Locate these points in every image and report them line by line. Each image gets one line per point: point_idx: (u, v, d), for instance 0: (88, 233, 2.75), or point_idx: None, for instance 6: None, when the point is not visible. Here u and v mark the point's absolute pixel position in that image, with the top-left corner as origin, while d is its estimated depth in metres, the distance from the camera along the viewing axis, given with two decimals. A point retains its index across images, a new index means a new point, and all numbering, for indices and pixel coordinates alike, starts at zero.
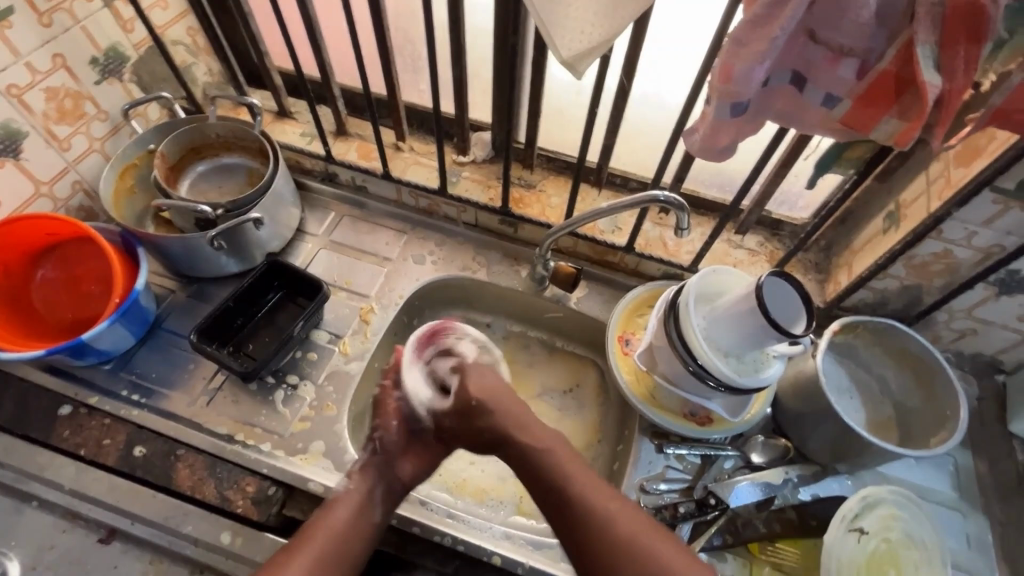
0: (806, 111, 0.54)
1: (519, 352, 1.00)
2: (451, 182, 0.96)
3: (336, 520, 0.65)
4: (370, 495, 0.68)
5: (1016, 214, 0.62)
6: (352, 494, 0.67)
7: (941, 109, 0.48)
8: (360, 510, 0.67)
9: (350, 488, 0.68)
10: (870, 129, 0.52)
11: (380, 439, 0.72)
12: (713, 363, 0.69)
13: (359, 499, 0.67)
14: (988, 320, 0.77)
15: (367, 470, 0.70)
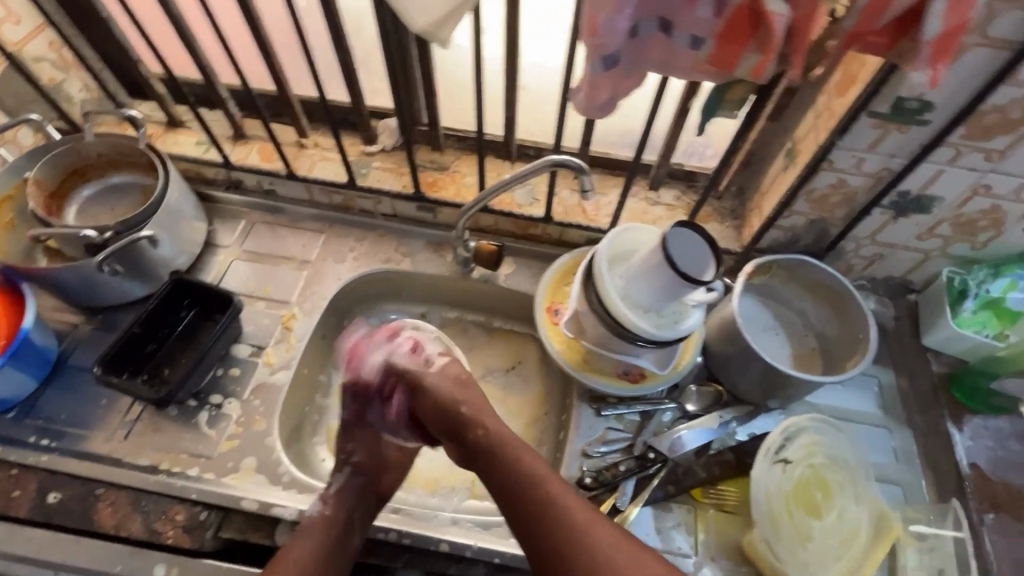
0: (677, 57, 0.53)
1: (457, 338, 0.98)
2: (360, 174, 0.92)
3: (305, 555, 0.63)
4: (349, 519, 0.67)
5: (896, 136, 0.64)
6: (325, 521, 0.66)
7: (793, 39, 0.50)
8: (337, 540, 0.65)
9: (325, 513, 0.67)
10: (737, 67, 0.52)
11: (354, 463, 0.73)
12: (630, 320, 0.69)
13: (337, 524, 0.66)
14: (892, 243, 0.80)
15: (344, 492, 0.69)
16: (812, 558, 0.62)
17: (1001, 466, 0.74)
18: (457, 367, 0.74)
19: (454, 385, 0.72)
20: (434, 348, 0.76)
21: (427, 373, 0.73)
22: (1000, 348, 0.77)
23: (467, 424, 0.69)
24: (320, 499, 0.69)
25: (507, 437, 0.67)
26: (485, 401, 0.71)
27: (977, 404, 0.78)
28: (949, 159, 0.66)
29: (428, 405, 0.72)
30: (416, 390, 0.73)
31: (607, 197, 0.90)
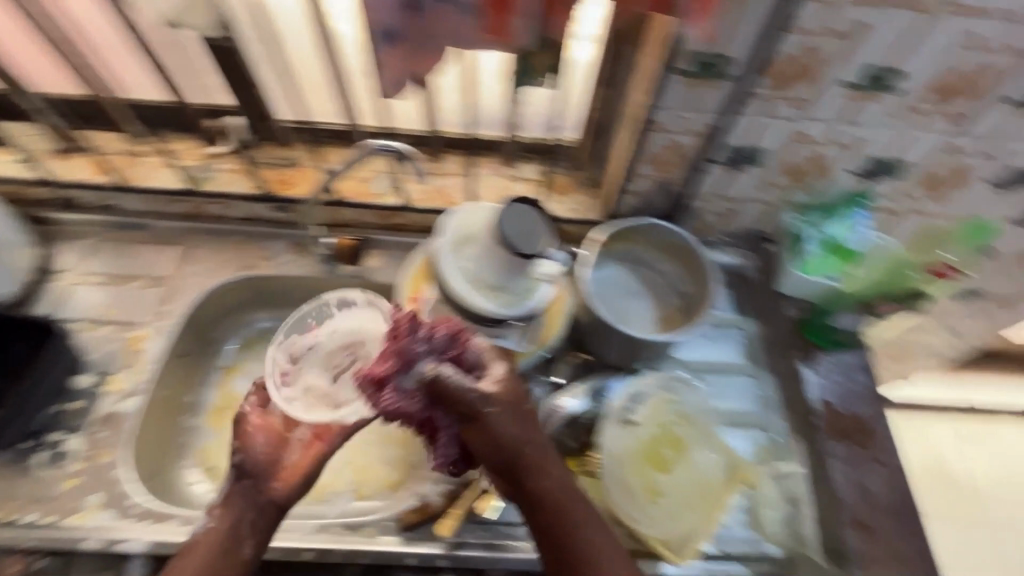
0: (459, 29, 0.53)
1: None
2: (206, 178, 0.87)
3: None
4: (236, 528, 0.61)
5: (709, 93, 0.65)
6: (210, 533, 0.61)
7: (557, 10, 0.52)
8: (219, 556, 0.59)
9: (210, 527, 0.61)
10: (514, 36, 0.52)
11: (238, 464, 0.67)
12: (474, 300, 0.69)
13: (221, 535, 0.61)
14: (737, 197, 0.82)
15: (231, 502, 0.63)
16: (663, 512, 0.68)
17: (848, 398, 0.78)
18: (510, 391, 0.59)
19: (516, 422, 0.57)
20: (494, 369, 0.60)
21: (490, 404, 0.56)
22: (841, 287, 0.80)
23: (531, 467, 0.57)
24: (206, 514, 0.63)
25: (569, 482, 0.58)
26: (545, 440, 0.59)
27: (824, 341, 0.82)
28: (762, 111, 0.67)
29: (485, 444, 0.57)
30: (475, 423, 0.56)
31: (468, 178, 0.88)
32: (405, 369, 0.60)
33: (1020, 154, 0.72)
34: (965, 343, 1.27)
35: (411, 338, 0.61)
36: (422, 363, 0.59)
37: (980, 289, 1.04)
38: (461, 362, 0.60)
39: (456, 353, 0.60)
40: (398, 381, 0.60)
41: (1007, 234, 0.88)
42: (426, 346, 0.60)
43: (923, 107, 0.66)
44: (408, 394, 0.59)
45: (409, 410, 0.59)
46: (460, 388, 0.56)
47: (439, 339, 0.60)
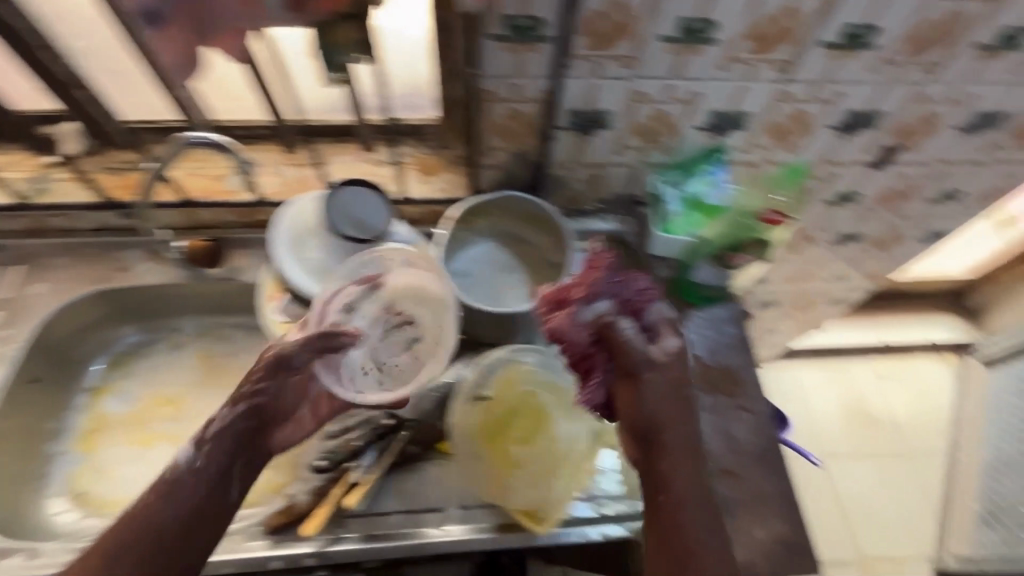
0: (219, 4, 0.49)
1: (217, 344, 0.91)
2: (43, 191, 0.82)
3: (160, 526, 0.53)
4: (227, 471, 0.58)
5: (531, 57, 0.64)
6: (197, 475, 0.57)
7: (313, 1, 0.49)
8: (196, 507, 0.55)
9: (198, 466, 0.57)
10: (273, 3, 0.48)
11: (251, 402, 0.61)
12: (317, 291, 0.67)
13: (208, 479, 0.57)
14: (597, 161, 0.82)
15: (224, 440, 0.59)
16: (520, 484, 0.66)
17: (717, 350, 0.80)
18: (676, 367, 0.59)
19: (668, 397, 0.58)
20: (668, 338, 0.61)
21: (650, 367, 0.58)
22: (689, 239, 0.77)
23: (664, 448, 0.57)
24: (193, 448, 0.58)
25: (694, 470, 0.57)
26: (688, 431, 0.58)
27: (689, 296, 0.82)
28: (591, 71, 0.67)
29: (628, 403, 0.58)
30: (630, 376, 0.59)
31: (330, 166, 0.86)
32: (590, 301, 0.65)
33: (851, 97, 0.74)
34: (861, 286, 1.32)
35: (602, 279, 0.66)
36: (602, 303, 0.64)
37: (858, 233, 1.08)
38: (631, 306, 0.64)
39: (628, 297, 0.65)
40: (575, 311, 0.64)
41: (864, 176, 0.90)
42: (611, 291, 0.66)
43: (746, 57, 0.67)
44: (579, 325, 0.63)
45: (575, 338, 0.63)
46: (632, 344, 0.59)
47: (628, 289, 0.65)
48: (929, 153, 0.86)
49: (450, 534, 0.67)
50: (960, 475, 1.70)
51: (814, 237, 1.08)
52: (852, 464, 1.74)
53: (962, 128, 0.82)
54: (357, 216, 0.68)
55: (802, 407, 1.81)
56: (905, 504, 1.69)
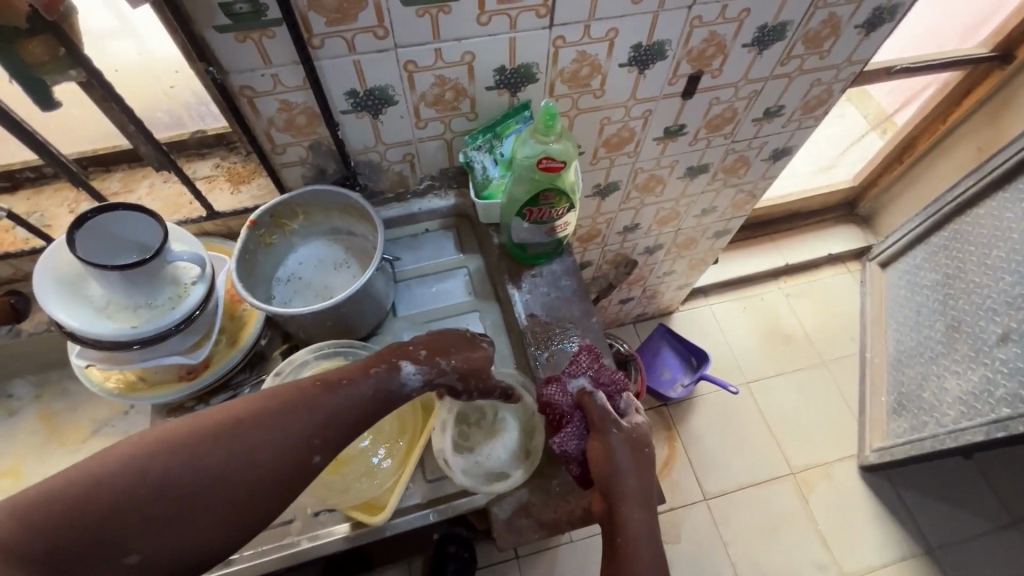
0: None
1: (57, 402, 0.86)
2: None
3: (330, 406, 0.57)
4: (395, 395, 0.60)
5: (271, 43, 0.61)
6: (385, 391, 0.60)
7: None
8: (351, 423, 0.58)
9: (387, 389, 0.60)
10: None
11: (448, 367, 0.63)
12: (96, 329, 0.63)
13: (384, 393, 0.59)
14: (405, 140, 0.80)
15: (398, 387, 0.61)
16: (336, 485, 0.66)
17: (554, 307, 0.81)
18: (642, 435, 0.67)
19: (631, 456, 0.65)
20: (635, 417, 0.69)
21: (617, 430, 0.66)
22: (500, 201, 0.79)
23: (626, 497, 0.63)
24: (430, 373, 0.62)
25: (648, 514, 0.64)
26: (649, 494, 0.65)
27: (518, 255, 0.82)
28: (346, 49, 0.64)
29: (600, 459, 0.65)
30: (598, 436, 0.65)
31: (135, 194, 0.81)
32: (569, 376, 0.70)
33: (627, 31, 0.74)
34: (733, 215, 1.36)
35: (587, 359, 0.71)
36: (582, 377, 0.70)
37: (703, 165, 1.11)
38: (612, 389, 0.70)
39: (609, 378, 0.70)
40: (561, 380, 0.70)
41: (680, 109, 0.92)
42: (590, 370, 0.71)
43: (499, 8, 0.66)
44: (567, 394, 0.69)
45: (556, 403, 0.68)
46: (604, 409, 0.66)
47: (606, 372, 0.71)
48: (732, 75, 0.88)
49: (298, 546, 0.66)
50: (869, 374, 1.78)
51: (663, 175, 1.09)
52: (775, 384, 1.81)
53: (751, 46, 0.83)
54: (135, 238, 0.66)
55: (721, 339, 1.87)
56: (828, 411, 1.77)
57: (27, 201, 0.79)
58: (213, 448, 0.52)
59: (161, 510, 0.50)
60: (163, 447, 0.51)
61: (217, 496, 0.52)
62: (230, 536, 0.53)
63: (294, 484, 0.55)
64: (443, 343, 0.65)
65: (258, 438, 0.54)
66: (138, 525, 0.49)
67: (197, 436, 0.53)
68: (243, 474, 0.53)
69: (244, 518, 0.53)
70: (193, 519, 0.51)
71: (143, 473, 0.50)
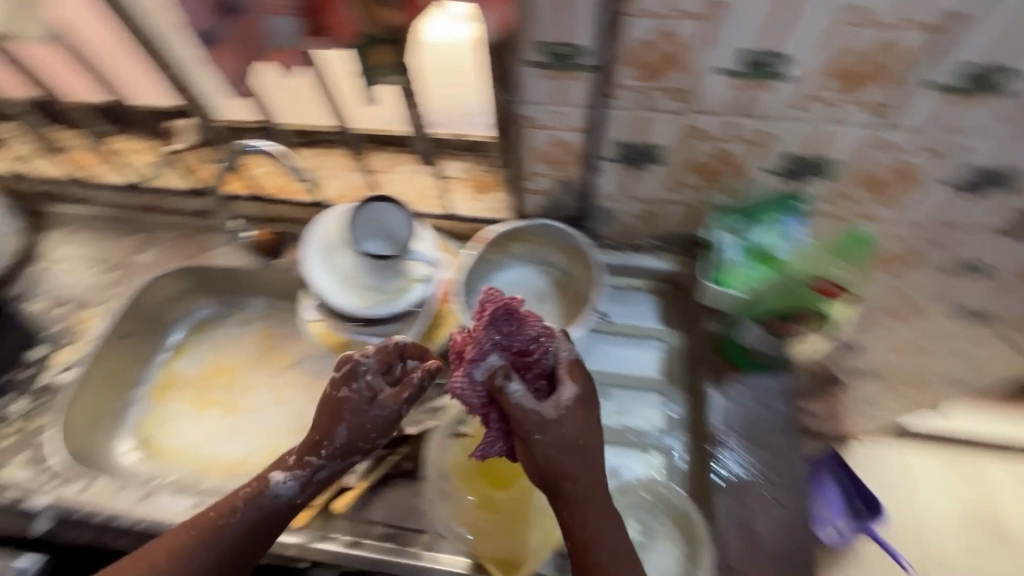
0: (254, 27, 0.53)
1: (276, 327, 1.00)
2: (156, 175, 0.95)
3: (204, 552, 0.58)
4: (273, 512, 0.61)
5: (572, 85, 0.60)
6: (254, 514, 0.61)
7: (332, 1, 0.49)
8: (233, 548, 0.59)
9: (256, 506, 0.61)
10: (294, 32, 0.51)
11: (324, 451, 0.62)
12: (337, 300, 0.70)
13: (257, 514, 0.61)
14: (651, 198, 0.75)
15: (274, 488, 0.62)
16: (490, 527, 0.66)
17: (754, 425, 0.71)
18: (576, 420, 0.59)
19: (565, 457, 0.58)
20: (566, 387, 0.61)
21: (541, 429, 0.57)
22: (739, 295, 0.70)
23: (569, 498, 0.59)
24: (304, 476, 0.62)
25: (604, 510, 0.59)
26: (601, 484, 0.60)
27: (726, 352, 0.75)
28: (640, 104, 0.61)
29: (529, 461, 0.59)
30: (521, 439, 0.58)
31: (392, 175, 0.90)
32: (475, 360, 0.59)
33: (975, 151, 0.60)
34: (993, 372, 1.08)
35: (490, 329, 0.60)
36: (493, 356, 0.59)
37: (985, 311, 0.88)
38: (532, 353, 0.62)
39: (525, 344, 0.61)
40: (467, 369, 0.59)
41: (995, 246, 0.73)
42: (499, 341, 0.60)
43: (828, 96, 0.57)
44: (475, 387, 0.59)
45: (469, 399, 0.59)
46: (523, 405, 0.57)
47: (518, 338, 0.60)
48: None
49: (421, 560, 0.68)
50: None
51: (928, 307, 0.89)
52: None
53: None
54: (384, 226, 0.70)
55: (908, 498, 1.51)
56: None
57: (311, 158, 0.91)
58: None
59: None
60: None
61: None
62: None
63: None
64: (315, 421, 0.64)
65: None
66: None
67: None
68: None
69: None
70: None
71: None
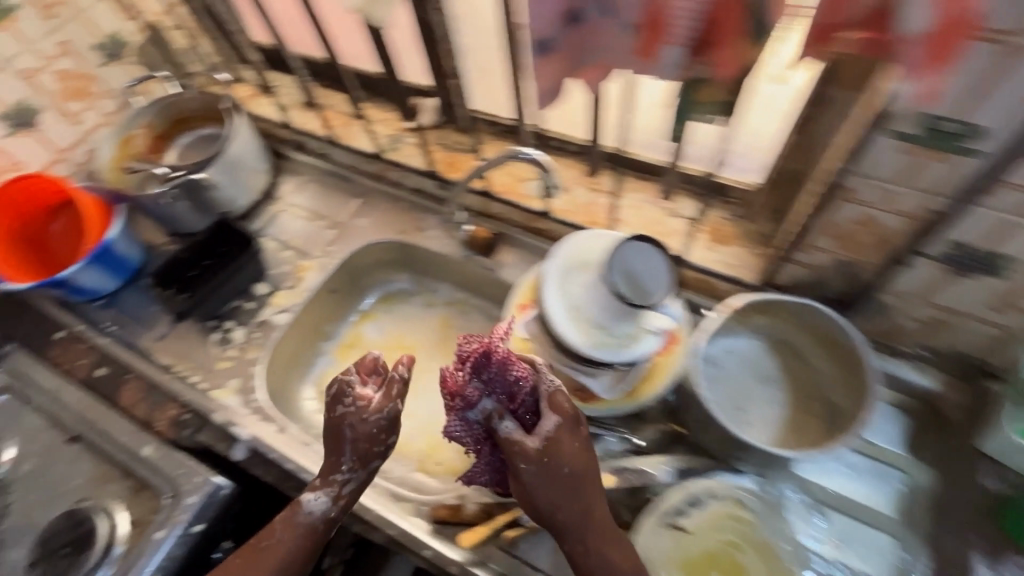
0: (595, 34, 0.49)
1: (458, 319, 1.02)
2: (393, 148, 0.99)
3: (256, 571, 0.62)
4: (313, 527, 0.65)
5: (934, 167, 0.50)
6: (290, 529, 0.64)
7: (716, 28, 0.42)
8: (284, 559, 0.63)
9: (290, 521, 0.65)
10: (660, 65, 0.46)
11: (341, 470, 0.66)
12: (567, 332, 0.64)
13: (302, 530, 0.65)
14: (956, 310, 0.62)
15: (302, 504, 0.65)
16: None
17: None
18: (563, 453, 0.58)
19: (555, 494, 0.57)
20: (549, 418, 0.60)
21: (527, 462, 0.57)
22: None
23: (570, 534, 0.58)
24: (333, 491, 0.65)
25: (610, 539, 0.58)
26: (595, 513, 0.58)
27: (1006, 524, 0.63)
28: (1020, 207, 0.49)
29: (524, 499, 0.59)
30: (513, 476, 0.59)
31: (623, 201, 0.83)
32: (465, 408, 0.61)
33: None
34: None
35: (472, 374, 0.61)
36: (485, 399, 0.60)
37: None
38: (517, 390, 0.61)
39: (508, 384, 0.61)
40: (461, 415, 0.62)
41: None
42: (484, 388, 0.61)
43: None
44: (471, 427, 0.62)
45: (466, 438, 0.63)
46: (512, 444, 0.58)
47: (501, 379, 0.61)
48: None
49: None
50: None
51: None
52: None
53: None
54: None
55: None
56: None
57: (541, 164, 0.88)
58: None
59: None
60: None
61: None
62: None
63: None
64: (330, 448, 0.67)
65: None
66: None
67: None
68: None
69: None
70: None
71: None
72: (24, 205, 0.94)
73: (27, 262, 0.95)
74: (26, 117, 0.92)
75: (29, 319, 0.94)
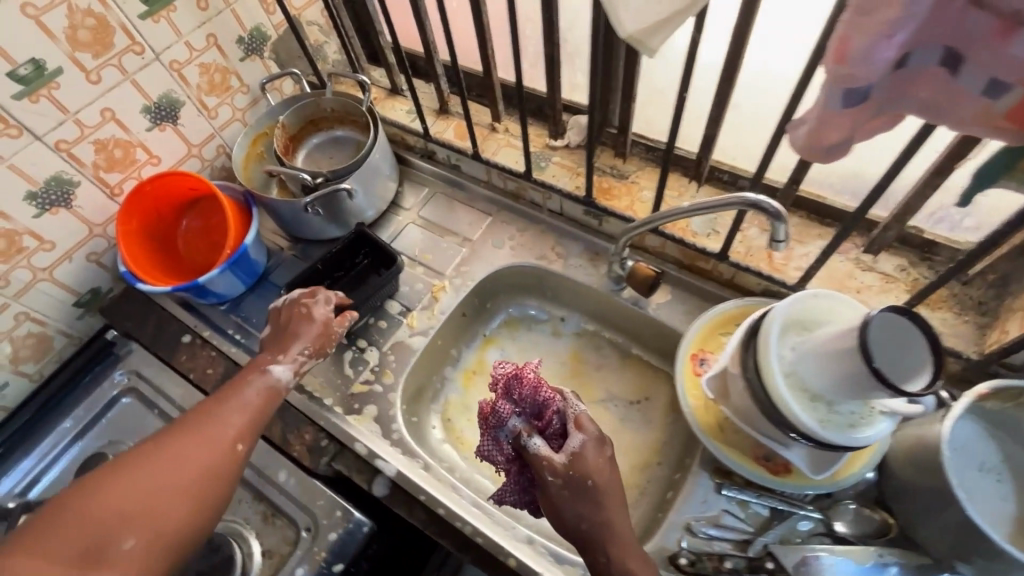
0: (918, 81, 0.42)
1: (589, 353, 0.95)
2: (538, 167, 0.92)
3: (236, 413, 0.67)
4: (278, 387, 0.72)
5: None
6: (260, 390, 0.70)
7: None
8: (256, 414, 0.68)
9: (258, 381, 0.71)
10: None
11: (304, 352, 0.74)
12: (790, 407, 0.57)
13: (269, 386, 0.71)
14: None
15: (264, 370, 0.72)
16: None
17: None
18: (584, 465, 0.61)
19: (573, 499, 0.61)
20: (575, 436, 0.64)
21: (552, 473, 0.61)
22: None
23: (589, 543, 0.60)
24: (296, 367, 0.73)
25: (619, 536, 0.60)
26: (615, 525, 0.60)
27: None
28: None
29: (548, 509, 0.62)
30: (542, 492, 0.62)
31: (809, 249, 0.76)
32: (497, 427, 0.65)
33: None
34: None
35: (507, 398, 0.65)
36: (515, 418, 0.64)
37: None
38: (546, 411, 0.65)
39: (537, 403, 0.65)
40: (491, 432, 0.65)
41: None
42: (515, 408, 0.65)
43: None
44: (501, 445, 0.65)
45: (496, 457, 0.66)
46: (539, 458, 0.62)
47: (531, 401, 0.65)
48: None
49: None
50: None
51: None
52: None
53: None
54: None
55: None
56: None
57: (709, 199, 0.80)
58: (143, 470, 0.59)
59: (115, 523, 0.56)
60: (106, 475, 0.59)
61: (166, 494, 0.59)
62: (190, 516, 0.59)
63: (231, 476, 0.63)
64: (285, 341, 0.75)
65: (181, 453, 0.62)
66: (114, 533, 0.55)
67: (129, 468, 0.59)
68: (168, 504, 0.58)
69: (202, 498, 0.60)
70: (162, 517, 0.58)
71: (92, 506, 0.56)
72: (157, 202, 0.91)
73: (157, 260, 0.92)
74: (171, 111, 0.89)
75: (151, 320, 0.91)
